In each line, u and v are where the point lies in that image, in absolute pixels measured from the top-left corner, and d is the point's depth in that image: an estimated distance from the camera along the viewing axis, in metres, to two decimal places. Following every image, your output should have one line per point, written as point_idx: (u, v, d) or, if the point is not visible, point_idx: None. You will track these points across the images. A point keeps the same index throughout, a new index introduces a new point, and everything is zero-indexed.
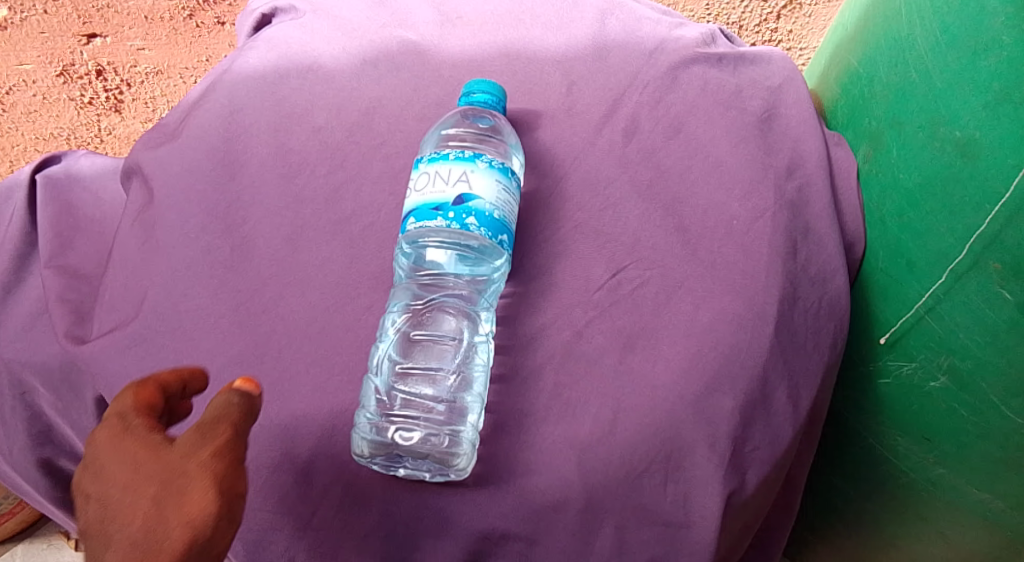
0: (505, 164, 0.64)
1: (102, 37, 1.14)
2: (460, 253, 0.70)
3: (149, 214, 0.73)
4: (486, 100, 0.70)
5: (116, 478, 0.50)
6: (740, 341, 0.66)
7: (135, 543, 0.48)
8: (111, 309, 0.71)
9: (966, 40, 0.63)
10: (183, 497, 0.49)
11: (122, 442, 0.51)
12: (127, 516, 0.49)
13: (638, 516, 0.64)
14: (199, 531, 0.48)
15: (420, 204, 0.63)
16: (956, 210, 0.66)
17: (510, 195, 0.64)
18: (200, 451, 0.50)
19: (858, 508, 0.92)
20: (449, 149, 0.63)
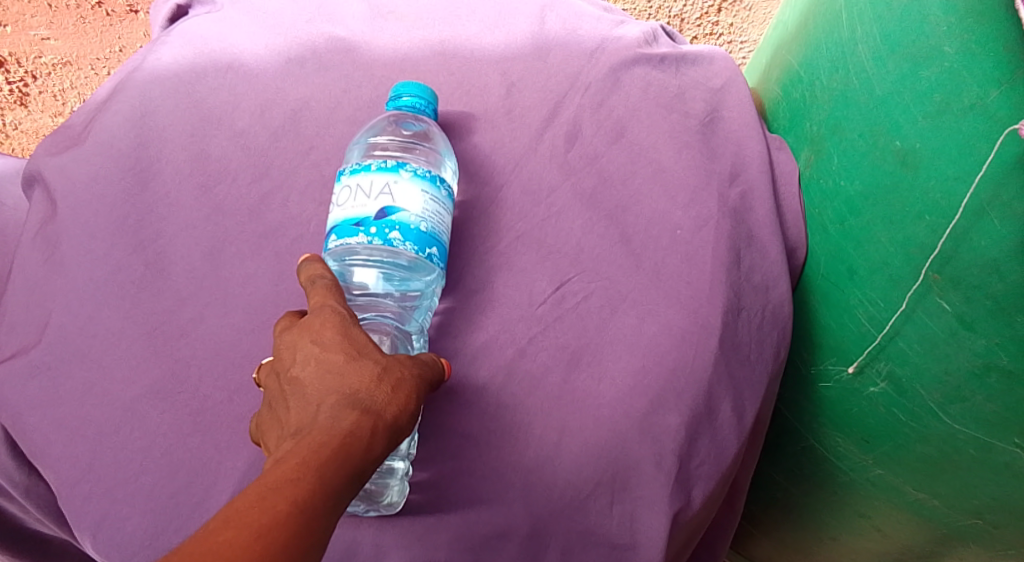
0: (431, 171, 0.60)
1: (1, 27, 1.02)
2: (387, 267, 0.65)
3: (52, 228, 0.67)
4: (416, 105, 0.66)
5: (332, 346, 0.50)
6: (685, 355, 0.65)
7: (361, 401, 0.48)
8: (12, 332, 0.65)
9: (907, 48, 0.62)
10: (397, 381, 0.50)
11: (352, 326, 0.52)
12: (346, 375, 0.49)
13: (584, 539, 0.62)
14: (407, 411, 0.50)
15: (341, 219, 0.59)
16: (896, 219, 0.66)
17: (440, 205, 0.60)
18: (412, 362, 0.52)
19: (798, 506, 0.94)
20: (371, 158, 0.59)
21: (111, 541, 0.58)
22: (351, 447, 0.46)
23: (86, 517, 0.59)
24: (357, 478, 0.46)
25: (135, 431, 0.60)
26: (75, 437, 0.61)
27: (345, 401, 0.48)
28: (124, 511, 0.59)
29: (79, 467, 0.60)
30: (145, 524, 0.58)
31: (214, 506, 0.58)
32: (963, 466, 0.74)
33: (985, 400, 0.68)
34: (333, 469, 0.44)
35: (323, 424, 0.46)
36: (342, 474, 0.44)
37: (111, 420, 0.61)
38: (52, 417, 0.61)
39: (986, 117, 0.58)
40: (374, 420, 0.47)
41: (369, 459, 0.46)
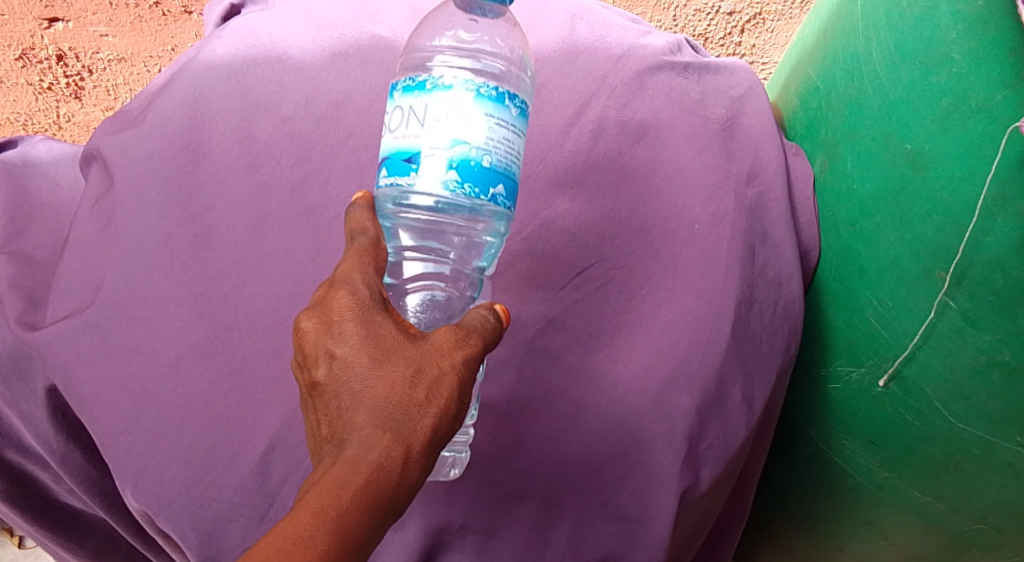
0: (497, 89, 0.58)
1: (64, 22, 1.08)
2: (446, 222, 0.69)
3: (108, 201, 0.72)
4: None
5: (357, 348, 0.50)
6: (699, 340, 0.69)
7: (391, 419, 0.49)
8: (65, 295, 0.70)
9: (919, 55, 0.65)
10: (429, 383, 0.50)
11: (379, 321, 0.51)
12: (374, 387, 0.49)
13: (596, 509, 0.67)
14: (445, 416, 0.50)
15: (396, 151, 0.58)
16: (905, 219, 0.68)
17: (506, 128, 0.58)
18: (449, 352, 0.51)
19: (805, 514, 0.95)
20: (428, 75, 0.58)
21: (149, 491, 0.64)
22: (382, 475, 0.47)
23: (129, 465, 0.64)
24: (394, 502, 0.48)
25: (179, 387, 0.65)
26: (122, 391, 0.66)
27: (376, 421, 0.49)
28: (165, 460, 0.64)
29: (126, 419, 0.65)
30: (185, 474, 0.64)
31: (247, 460, 0.64)
32: (968, 467, 0.76)
33: (988, 398, 0.70)
34: (362, 505, 0.46)
35: (355, 450, 0.48)
36: (371, 512, 0.46)
37: (155, 376, 0.66)
38: (102, 371, 0.66)
39: (991, 118, 0.61)
40: (407, 443, 0.48)
41: (405, 482, 0.48)
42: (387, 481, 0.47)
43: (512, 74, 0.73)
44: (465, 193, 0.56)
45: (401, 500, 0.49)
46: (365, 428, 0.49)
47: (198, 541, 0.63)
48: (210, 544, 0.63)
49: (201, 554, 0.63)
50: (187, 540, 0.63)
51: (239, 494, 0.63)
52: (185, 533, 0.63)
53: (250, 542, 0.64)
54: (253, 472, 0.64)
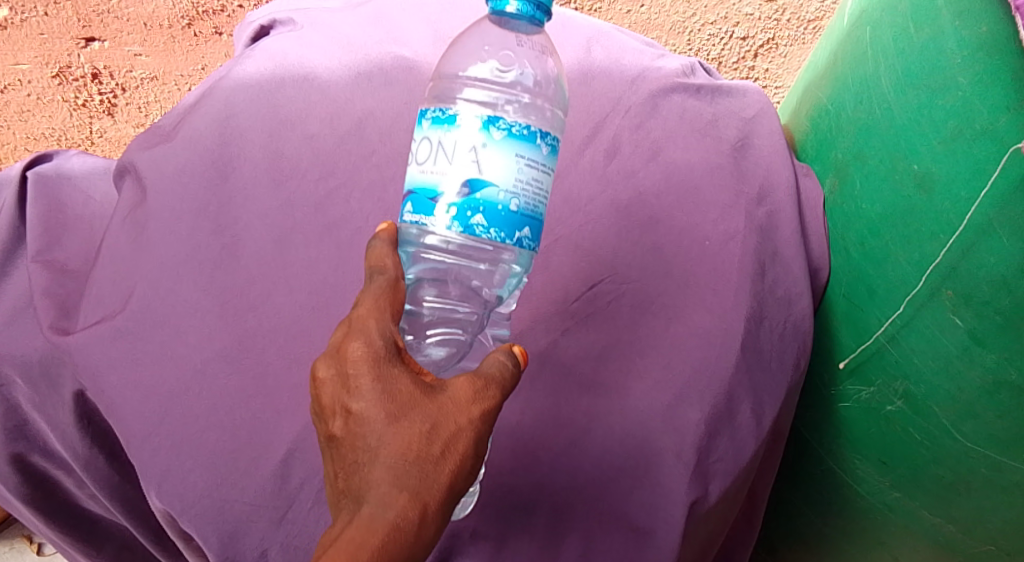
0: (529, 128, 0.57)
1: (100, 42, 1.12)
2: (461, 266, 0.69)
3: (141, 212, 0.74)
4: (524, 10, 0.59)
5: (372, 402, 0.50)
6: (708, 354, 0.70)
7: (406, 476, 0.49)
8: (97, 302, 0.73)
9: (926, 79, 0.67)
10: (445, 437, 0.51)
11: (395, 373, 0.52)
12: (389, 444, 0.50)
13: (606, 519, 0.68)
14: (459, 473, 0.51)
15: (422, 187, 0.58)
16: (913, 239, 0.70)
17: (534, 167, 0.58)
18: (465, 408, 0.52)
19: (817, 535, 0.95)
20: (459, 110, 0.57)
21: (174, 492, 0.66)
22: (399, 535, 0.48)
23: (155, 467, 0.66)
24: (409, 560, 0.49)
25: (203, 392, 0.68)
26: (150, 395, 0.68)
27: (391, 479, 0.49)
28: (189, 463, 0.66)
29: (153, 422, 0.67)
30: (208, 477, 0.66)
31: (269, 463, 0.66)
32: (977, 487, 0.76)
33: (996, 417, 0.70)
34: None
35: (371, 509, 0.48)
36: None
37: (182, 380, 0.68)
38: (131, 376, 0.69)
39: (994, 140, 0.62)
40: (423, 502, 0.49)
41: (421, 540, 0.49)
42: (402, 541, 0.48)
43: (548, 104, 0.73)
44: (491, 236, 0.57)
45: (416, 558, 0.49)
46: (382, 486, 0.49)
47: (219, 543, 0.66)
48: (231, 546, 0.66)
49: (223, 555, 0.66)
50: (208, 542, 0.66)
51: (260, 497, 0.66)
52: (207, 535, 0.66)
53: (269, 545, 0.66)
54: (274, 476, 0.66)
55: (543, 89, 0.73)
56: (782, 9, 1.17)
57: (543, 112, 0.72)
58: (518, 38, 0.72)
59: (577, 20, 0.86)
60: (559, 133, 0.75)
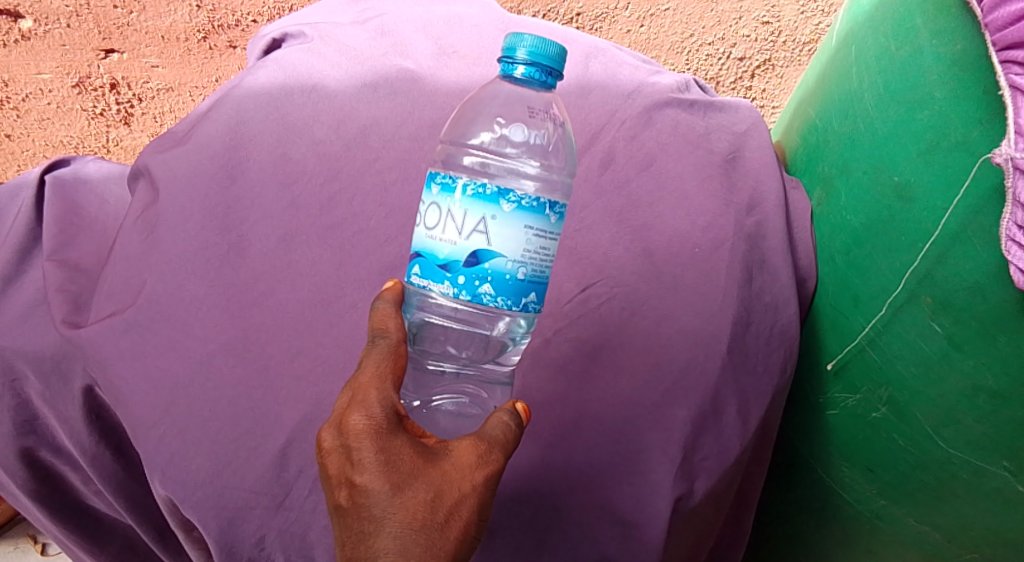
0: (538, 200, 0.59)
1: (119, 53, 1.16)
2: (463, 328, 0.74)
3: (152, 212, 0.78)
4: (535, 76, 0.63)
5: (376, 473, 0.54)
6: (695, 356, 0.74)
7: (411, 545, 0.52)
8: (108, 296, 0.76)
9: (905, 94, 0.70)
10: (447, 504, 0.54)
11: (397, 443, 0.55)
12: (394, 513, 0.53)
13: (593, 515, 0.71)
14: (463, 538, 0.54)
15: (431, 253, 0.61)
16: (895, 248, 0.72)
17: (544, 238, 0.60)
18: (467, 473, 0.55)
19: (810, 548, 0.94)
20: (469, 180, 0.59)
21: (178, 477, 0.69)
22: None
23: (159, 454, 0.69)
24: None
25: (208, 382, 0.71)
26: (157, 384, 0.71)
27: (397, 548, 0.52)
28: (192, 450, 0.69)
29: (158, 411, 0.70)
30: (209, 463, 0.69)
31: (269, 450, 0.69)
32: (961, 494, 0.77)
33: (976, 423, 0.72)
34: None
35: None
36: None
37: (188, 370, 0.71)
38: (139, 366, 0.72)
39: (969, 152, 0.65)
40: None
41: None
42: None
43: (557, 170, 0.76)
44: (498, 304, 0.60)
45: None
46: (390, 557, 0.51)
47: (218, 527, 0.68)
48: (230, 531, 0.68)
49: (221, 539, 0.68)
50: (208, 527, 0.68)
51: (259, 484, 0.69)
52: (207, 520, 0.68)
53: (268, 530, 0.69)
54: (274, 463, 0.69)
55: (553, 154, 0.76)
56: (777, 32, 1.21)
57: (553, 179, 0.75)
58: (532, 105, 0.73)
59: (576, 36, 0.90)
60: (567, 198, 0.77)
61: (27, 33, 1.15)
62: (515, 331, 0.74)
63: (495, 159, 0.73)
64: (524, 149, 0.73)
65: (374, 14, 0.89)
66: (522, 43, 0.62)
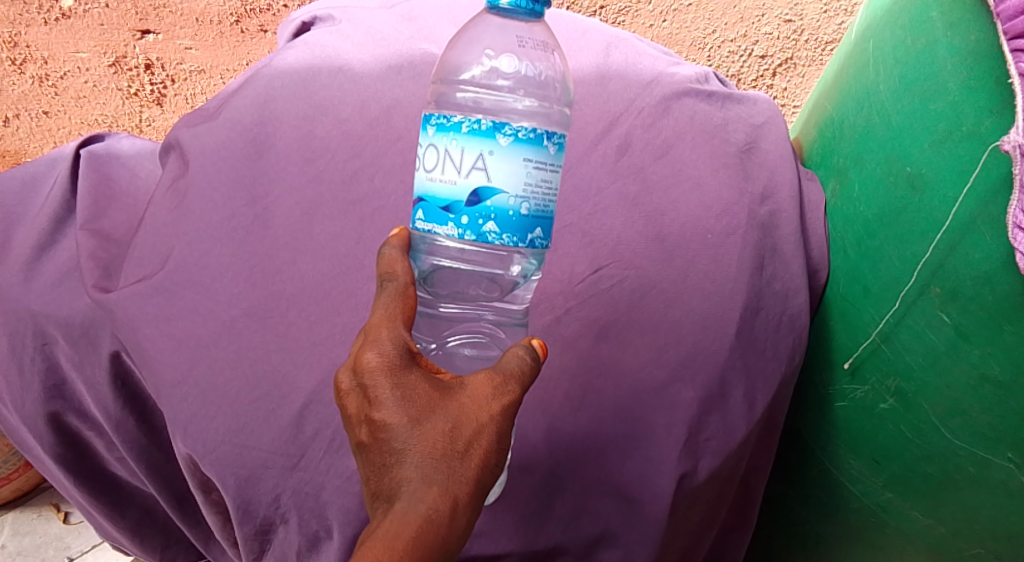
0: (535, 132, 0.61)
1: (154, 34, 1.20)
2: (474, 268, 0.78)
3: (182, 183, 0.81)
4: (522, 5, 0.64)
5: (393, 407, 0.56)
6: (703, 339, 0.75)
7: (433, 472, 0.54)
8: (138, 262, 0.79)
9: (920, 85, 0.71)
10: (465, 434, 0.56)
11: (413, 378, 0.57)
12: (415, 443, 0.55)
13: (596, 487, 0.74)
14: (485, 466, 0.56)
15: (432, 196, 0.63)
16: (906, 238, 0.73)
17: (541, 166, 0.62)
18: (485, 404, 0.57)
19: (817, 543, 0.93)
20: (463, 117, 0.61)
21: (197, 436, 0.72)
22: (432, 525, 0.52)
23: (181, 414, 0.73)
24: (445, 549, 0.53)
25: (230, 346, 0.74)
26: (181, 346, 0.74)
27: (420, 476, 0.54)
28: (214, 410, 0.72)
29: (182, 371, 0.73)
30: (230, 423, 0.72)
31: (287, 413, 0.72)
32: (964, 487, 0.77)
33: (982, 413, 0.72)
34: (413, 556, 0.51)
35: (405, 504, 0.53)
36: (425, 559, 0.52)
37: (212, 334, 0.74)
38: (165, 328, 0.75)
39: (980, 141, 0.66)
40: (453, 492, 0.54)
41: (454, 528, 0.53)
42: (437, 530, 0.53)
43: (553, 101, 0.79)
44: (504, 241, 0.62)
45: (454, 544, 0.54)
46: (414, 484, 0.54)
47: (236, 484, 0.72)
48: (247, 488, 0.72)
49: (238, 496, 0.72)
50: (225, 483, 0.72)
51: (276, 445, 0.72)
52: (224, 476, 0.72)
53: (283, 489, 0.72)
54: (291, 425, 0.72)
55: (548, 87, 0.78)
56: (799, 31, 1.22)
57: (549, 111, 0.78)
58: (521, 35, 0.74)
59: (598, 26, 0.92)
60: (566, 129, 0.81)
61: (67, 12, 1.19)
62: (526, 270, 0.77)
63: (488, 92, 0.76)
64: (516, 82, 0.75)
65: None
66: None
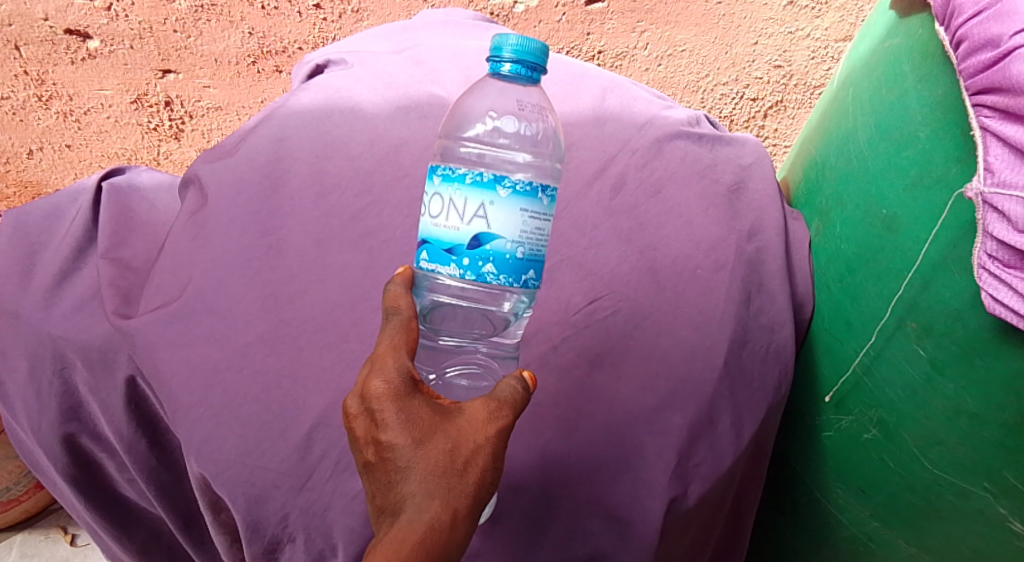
0: (531, 185, 0.66)
1: (175, 74, 1.26)
2: (471, 305, 0.82)
3: (201, 216, 0.86)
4: (520, 72, 0.69)
5: (398, 430, 0.60)
6: (692, 368, 0.79)
7: (434, 488, 0.58)
8: (157, 290, 0.84)
9: (894, 133, 0.76)
10: (464, 453, 0.60)
11: (416, 402, 0.61)
12: (418, 462, 0.59)
13: (590, 510, 0.78)
14: (483, 482, 0.60)
15: (436, 240, 0.67)
16: (883, 276, 0.77)
17: (536, 218, 0.67)
18: (483, 426, 0.61)
19: None
20: (467, 170, 0.66)
21: (210, 456, 0.76)
22: (434, 537, 0.56)
23: (196, 434, 0.77)
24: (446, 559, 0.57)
25: (244, 370, 0.78)
26: (197, 370, 0.78)
27: (423, 492, 0.58)
28: (227, 431, 0.76)
29: (197, 394, 0.77)
30: (241, 443, 0.76)
31: (296, 434, 0.76)
32: (946, 515, 0.80)
33: (958, 444, 0.75)
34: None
35: (410, 518, 0.57)
36: None
37: (227, 358, 0.78)
38: (182, 352, 0.79)
39: (947, 187, 0.71)
40: (454, 506, 0.58)
41: (454, 539, 0.57)
42: (439, 541, 0.57)
43: (546, 156, 0.84)
44: (501, 282, 0.67)
45: (455, 554, 0.58)
46: (418, 499, 0.58)
47: (246, 503, 0.75)
48: (256, 507, 0.75)
49: (248, 515, 0.75)
50: (236, 502, 0.75)
51: (285, 465, 0.75)
52: (235, 495, 0.75)
53: (291, 508, 0.75)
54: (300, 446, 0.76)
55: (541, 143, 0.84)
56: (789, 75, 1.27)
57: (543, 166, 0.84)
58: (521, 99, 0.80)
59: (594, 71, 0.97)
60: (557, 181, 0.86)
61: (93, 52, 1.24)
62: (518, 308, 0.81)
63: (490, 149, 0.82)
64: (514, 139, 0.81)
65: (409, 46, 0.98)
66: (507, 42, 0.69)
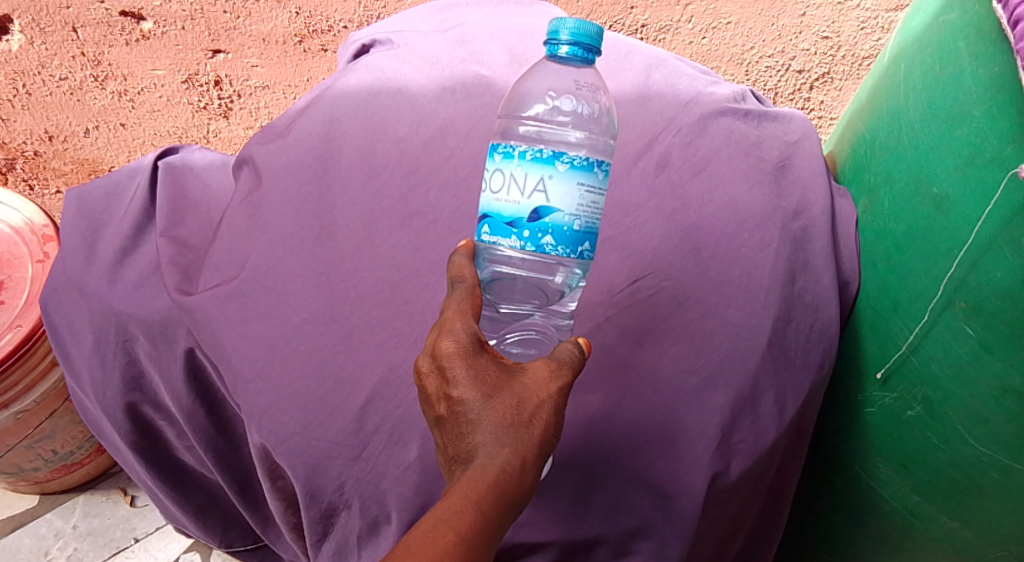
0: (588, 159, 0.67)
1: (225, 53, 1.29)
2: (529, 275, 0.86)
3: (256, 197, 0.89)
4: (577, 54, 0.70)
5: (468, 386, 0.62)
6: (736, 347, 0.80)
7: (504, 436, 0.61)
8: (217, 268, 0.87)
9: (948, 110, 0.75)
10: (529, 406, 0.62)
11: (483, 360, 0.64)
12: (487, 415, 0.62)
13: (634, 484, 0.80)
14: (547, 435, 0.63)
15: (497, 213, 0.69)
16: (932, 255, 0.77)
17: (593, 193, 0.68)
18: (546, 383, 0.64)
19: (847, 544, 0.97)
20: (527, 147, 0.67)
21: (271, 427, 0.80)
22: (505, 480, 0.59)
23: (256, 407, 0.81)
24: (515, 502, 0.60)
25: (299, 346, 0.81)
26: (255, 346, 0.82)
27: (493, 440, 0.61)
28: (285, 404, 0.80)
29: (256, 368, 0.81)
30: (299, 416, 0.79)
31: (350, 408, 0.79)
32: (989, 491, 0.80)
33: (1004, 422, 0.75)
34: (490, 504, 0.58)
35: (482, 464, 0.60)
36: (499, 507, 0.58)
37: (283, 335, 0.82)
38: (241, 329, 0.83)
39: (1001, 166, 0.69)
40: (522, 454, 0.60)
41: (523, 484, 0.60)
42: (509, 484, 0.59)
43: (599, 134, 0.85)
44: (559, 253, 0.68)
45: (523, 498, 0.61)
46: (489, 446, 0.61)
47: (305, 471, 0.79)
48: (314, 476, 0.79)
49: (306, 483, 0.80)
50: (296, 470, 0.79)
51: (340, 437, 0.79)
52: (295, 464, 0.79)
53: (347, 477, 0.79)
54: (354, 419, 0.79)
55: (596, 121, 0.84)
56: (836, 47, 1.25)
57: (596, 143, 0.84)
58: (578, 79, 0.82)
59: (639, 48, 0.97)
60: (610, 158, 0.86)
61: (146, 33, 1.27)
62: (571, 280, 0.85)
63: (548, 127, 0.83)
64: (572, 118, 0.82)
65: (453, 24, 0.98)
66: (565, 25, 0.70)
